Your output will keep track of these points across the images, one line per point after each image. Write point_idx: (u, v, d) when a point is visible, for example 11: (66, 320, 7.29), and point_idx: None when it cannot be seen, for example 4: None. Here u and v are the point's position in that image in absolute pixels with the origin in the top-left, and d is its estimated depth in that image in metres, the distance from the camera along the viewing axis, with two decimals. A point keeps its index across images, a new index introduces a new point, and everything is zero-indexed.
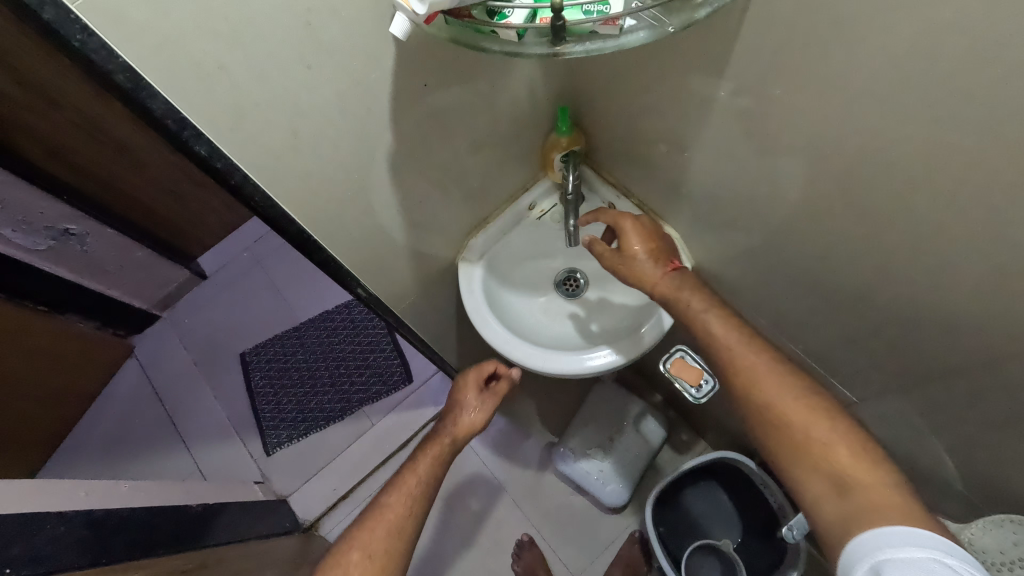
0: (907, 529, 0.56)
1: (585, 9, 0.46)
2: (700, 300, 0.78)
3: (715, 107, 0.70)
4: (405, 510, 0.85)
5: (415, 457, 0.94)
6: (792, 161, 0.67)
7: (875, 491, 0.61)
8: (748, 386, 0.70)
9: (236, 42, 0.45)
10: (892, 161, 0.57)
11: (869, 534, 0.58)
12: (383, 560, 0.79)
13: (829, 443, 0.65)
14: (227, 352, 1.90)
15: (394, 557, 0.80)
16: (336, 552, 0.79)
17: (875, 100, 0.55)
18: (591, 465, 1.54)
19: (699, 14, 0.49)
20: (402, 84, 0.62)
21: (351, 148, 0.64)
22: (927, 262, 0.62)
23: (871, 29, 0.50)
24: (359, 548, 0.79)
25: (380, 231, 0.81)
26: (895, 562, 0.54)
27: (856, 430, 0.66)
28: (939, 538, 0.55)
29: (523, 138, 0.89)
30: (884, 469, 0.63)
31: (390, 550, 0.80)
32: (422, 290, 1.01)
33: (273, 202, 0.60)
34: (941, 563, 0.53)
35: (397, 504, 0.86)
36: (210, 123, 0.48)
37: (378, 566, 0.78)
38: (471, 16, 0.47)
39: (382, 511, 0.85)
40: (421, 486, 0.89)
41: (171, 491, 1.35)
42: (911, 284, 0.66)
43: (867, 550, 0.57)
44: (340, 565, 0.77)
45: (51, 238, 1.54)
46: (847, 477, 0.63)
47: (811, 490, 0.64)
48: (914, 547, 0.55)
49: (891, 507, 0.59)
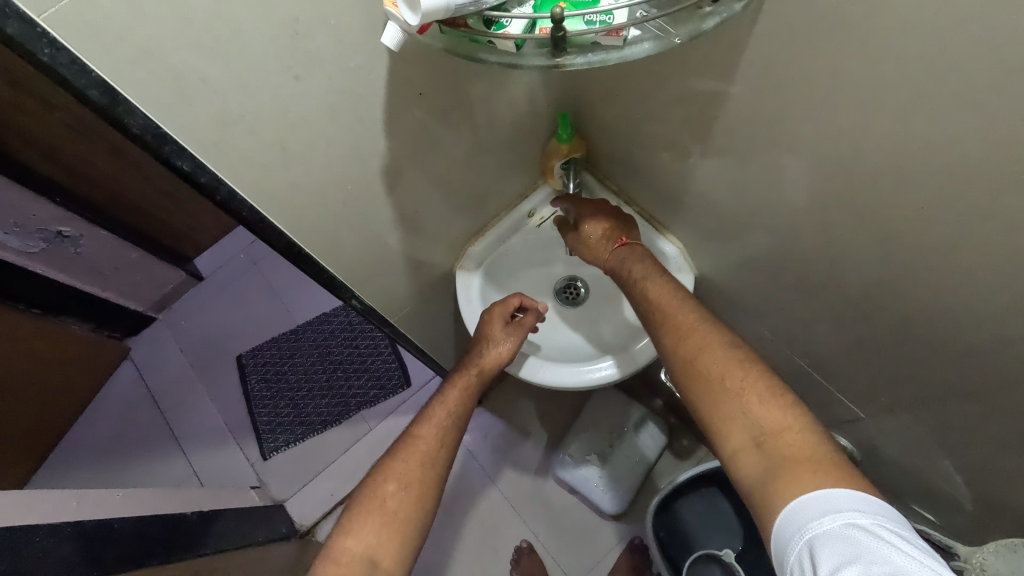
0: (824, 492, 0.53)
1: (587, 19, 0.43)
2: (642, 268, 0.81)
3: (720, 116, 0.68)
4: (436, 442, 0.82)
5: (444, 388, 0.88)
6: (800, 172, 0.65)
7: (792, 444, 0.59)
8: (677, 346, 0.72)
9: (218, 54, 0.43)
10: (905, 176, 0.55)
11: (792, 508, 0.55)
12: (417, 493, 0.76)
13: (747, 393, 0.64)
14: (223, 356, 1.87)
15: (429, 490, 0.77)
16: (370, 483, 0.77)
17: (887, 114, 0.52)
18: (591, 472, 1.52)
19: (707, 25, 0.46)
20: (394, 93, 0.59)
21: (342, 159, 0.61)
22: (939, 281, 0.60)
23: (885, 40, 0.48)
24: (394, 480, 0.77)
25: (374, 241, 0.78)
26: (822, 535, 0.51)
27: (781, 385, 0.64)
28: (856, 494, 0.53)
29: (522, 144, 0.86)
30: (807, 423, 0.61)
31: (425, 483, 0.78)
32: (419, 299, 0.99)
33: (261, 216, 0.58)
34: (860, 528, 0.50)
35: (429, 437, 0.82)
36: (192, 138, 0.46)
37: (414, 497, 0.76)
38: (466, 26, 0.45)
39: (414, 443, 0.81)
40: (453, 419, 0.85)
41: (166, 498, 1.33)
42: (923, 301, 0.64)
43: (793, 532, 0.53)
44: (375, 499, 0.75)
45: (43, 240, 1.50)
46: (765, 428, 0.61)
47: (730, 441, 0.63)
48: (834, 516, 0.52)
49: (800, 458, 0.57)
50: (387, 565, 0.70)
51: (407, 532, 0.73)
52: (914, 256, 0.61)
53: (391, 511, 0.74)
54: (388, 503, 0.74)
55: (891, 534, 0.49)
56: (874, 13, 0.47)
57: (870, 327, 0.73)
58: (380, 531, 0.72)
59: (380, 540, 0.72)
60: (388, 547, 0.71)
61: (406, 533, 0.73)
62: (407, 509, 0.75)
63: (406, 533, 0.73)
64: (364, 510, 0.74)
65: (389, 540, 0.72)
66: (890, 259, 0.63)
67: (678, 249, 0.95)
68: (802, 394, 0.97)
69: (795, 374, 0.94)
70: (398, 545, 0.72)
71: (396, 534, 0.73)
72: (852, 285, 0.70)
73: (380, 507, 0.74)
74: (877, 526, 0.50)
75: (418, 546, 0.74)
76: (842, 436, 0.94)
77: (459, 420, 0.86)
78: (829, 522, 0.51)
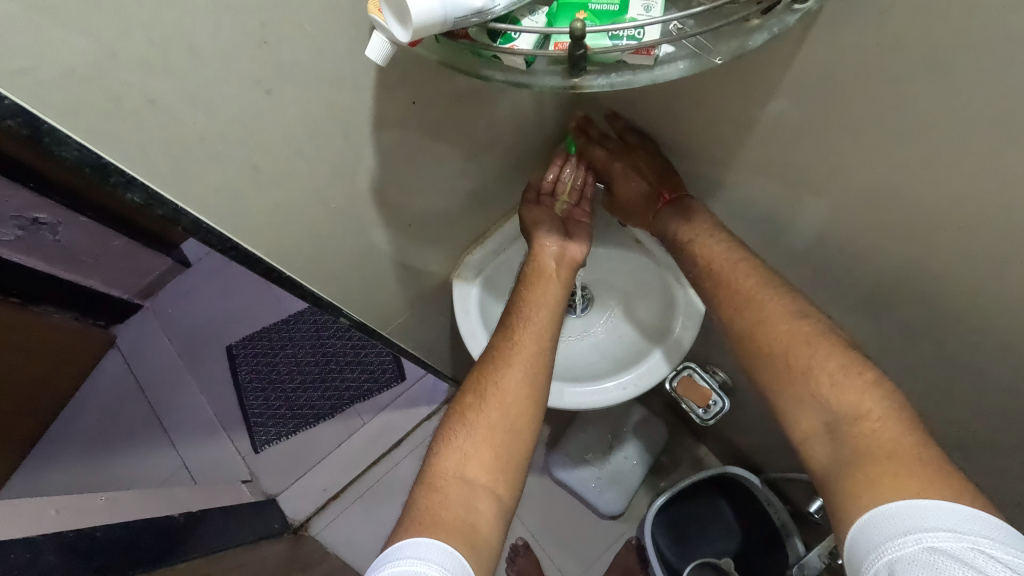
0: (906, 508, 0.48)
1: (612, 34, 0.37)
2: (689, 230, 0.74)
3: (753, 125, 0.60)
4: (513, 346, 0.71)
5: (514, 291, 0.78)
6: (834, 186, 0.59)
7: (872, 430, 0.55)
8: (733, 316, 0.67)
9: (163, 74, 0.38)
10: (961, 199, 0.50)
11: (869, 521, 0.50)
12: (501, 402, 0.67)
13: (817, 374, 0.60)
14: (214, 344, 1.79)
15: (513, 396, 0.68)
16: (451, 403, 0.70)
17: (956, 130, 0.46)
18: (589, 473, 1.47)
19: (753, 42, 0.40)
20: (385, 99, 0.53)
21: (325, 176, 0.55)
22: (996, 305, 0.55)
23: (966, 50, 0.41)
24: (472, 392, 0.69)
25: (364, 253, 0.72)
26: (901, 562, 0.46)
27: (858, 363, 0.59)
28: (944, 510, 0.47)
29: (528, 146, 0.78)
30: (894, 411, 0.56)
31: (508, 390, 0.68)
32: (413, 307, 0.93)
33: (233, 244, 0.53)
34: (945, 554, 0.45)
35: (506, 345, 0.72)
36: (142, 166, 0.42)
37: (496, 407, 0.67)
38: (467, 37, 0.38)
39: (488, 355, 0.72)
40: (527, 318, 0.74)
41: (154, 501, 1.27)
42: (972, 329, 0.59)
43: (868, 550, 0.49)
44: (456, 417, 0.68)
45: (19, 228, 1.34)
46: (838, 414, 0.57)
47: (800, 425, 0.60)
48: (918, 538, 0.47)
49: (881, 449, 0.53)
50: (482, 480, 0.63)
51: (500, 441, 0.66)
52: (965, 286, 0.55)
53: (476, 425, 0.66)
54: (471, 420, 0.67)
55: (986, 560, 0.44)
56: (957, 18, 0.40)
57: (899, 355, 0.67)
58: (468, 447, 0.65)
59: (468, 457, 0.65)
60: (483, 463, 0.64)
61: (498, 444, 0.65)
62: (491, 420, 0.66)
63: (499, 444, 0.65)
64: (450, 431, 0.68)
65: (480, 455, 0.65)
66: None
67: None
68: None
69: None
70: (491, 459, 0.65)
71: (487, 446, 0.65)
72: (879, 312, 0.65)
73: (462, 426, 0.67)
74: (968, 551, 0.44)
75: (521, 455, 0.66)
76: None
77: (540, 317, 0.74)
78: (909, 545, 0.46)
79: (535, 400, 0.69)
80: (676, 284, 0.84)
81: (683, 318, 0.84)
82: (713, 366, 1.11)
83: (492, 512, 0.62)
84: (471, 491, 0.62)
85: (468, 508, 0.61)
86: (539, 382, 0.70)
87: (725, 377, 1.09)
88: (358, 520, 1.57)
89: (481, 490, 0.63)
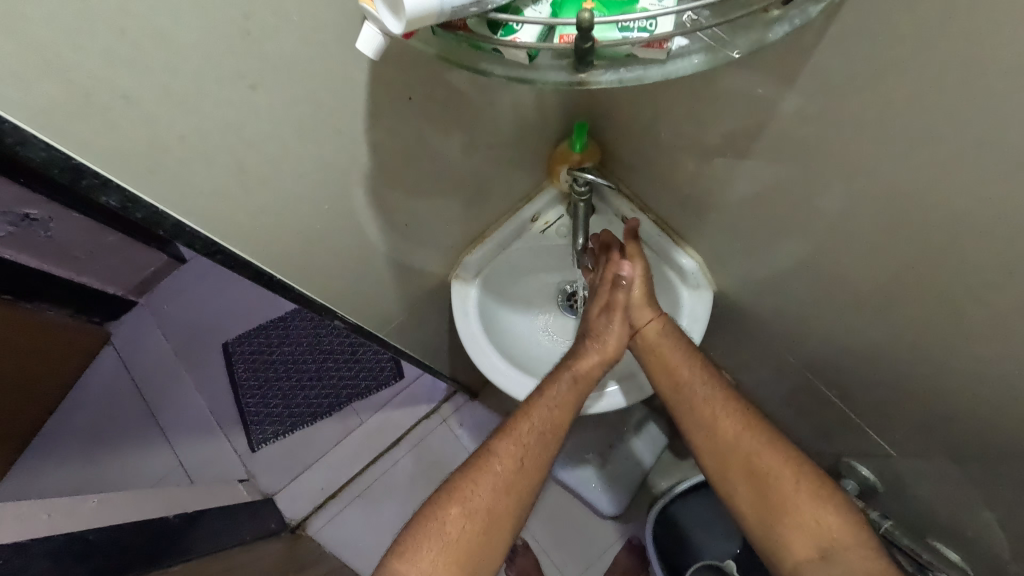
0: None
1: (621, 26, 0.35)
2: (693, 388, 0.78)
3: (766, 123, 0.58)
4: (515, 465, 0.72)
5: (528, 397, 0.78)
6: (843, 190, 0.56)
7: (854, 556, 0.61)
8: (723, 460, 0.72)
9: (136, 70, 0.36)
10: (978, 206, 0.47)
11: None
12: (484, 523, 0.69)
13: (808, 518, 0.65)
14: (210, 341, 1.75)
15: (496, 521, 0.69)
16: (433, 502, 0.70)
17: (969, 139, 0.43)
18: (589, 473, 1.43)
19: (773, 34, 0.38)
20: (375, 96, 0.50)
21: (314, 177, 0.53)
22: None
23: (986, 51, 0.38)
24: (459, 504, 0.69)
25: (357, 256, 0.69)
26: None
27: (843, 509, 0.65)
28: None
29: (528, 143, 0.75)
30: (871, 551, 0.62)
31: (493, 510, 0.69)
32: (409, 309, 0.90)
33: (218, 248, 0.51)
34: None
35: (510, 459, 0.72)
36: (116, 168, 0.39)
37: (480, 526, 0.68)
38: (465, 29, 0.36)
39: (487, 463, 0.72)
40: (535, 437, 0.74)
41: (149, 502, 1.23)
42: None
43: None
44: (436, 520, 0.68)
45: (9, 223, 1.30)
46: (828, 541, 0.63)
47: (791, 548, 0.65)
48: None
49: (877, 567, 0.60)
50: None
51: (470, 562, 0.66)
52: (972, 303, 0.52)
53: (453, 539, 0.67)
54: (451, 531, 0.67)
55: None
56: (976, 17, 0.38)
57: (905, 367, 0.64)
58: (439, 558, 0.66)
59: (437, 570, 0.65)
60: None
61: (468, 564, 0.67)
62: (471, 538, 0.67)
63: (466, 565, 0.66)
64: (422, 533, 0.67)
65: (449, 572, 0.65)
66: (940, 295, 0.54)
67: (697, 262, 0.84)
68: (820, 422, 0.88)
69: (810, 395, 0.85)
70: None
71: (457, 566, 0.66)
72: (890, 321, 0.62)
73: (440, 533, 0.67)
74: None
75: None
76: (862, 468, 0.86)
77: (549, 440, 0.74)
78: None
79: (512, 526, 0.70)
80: (680, 284, 0.85)
81: (689, 321, 0.84)
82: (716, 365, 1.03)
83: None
84: None
85: None
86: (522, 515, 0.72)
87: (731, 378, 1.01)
88: (358, 520, 1.50)
89: None
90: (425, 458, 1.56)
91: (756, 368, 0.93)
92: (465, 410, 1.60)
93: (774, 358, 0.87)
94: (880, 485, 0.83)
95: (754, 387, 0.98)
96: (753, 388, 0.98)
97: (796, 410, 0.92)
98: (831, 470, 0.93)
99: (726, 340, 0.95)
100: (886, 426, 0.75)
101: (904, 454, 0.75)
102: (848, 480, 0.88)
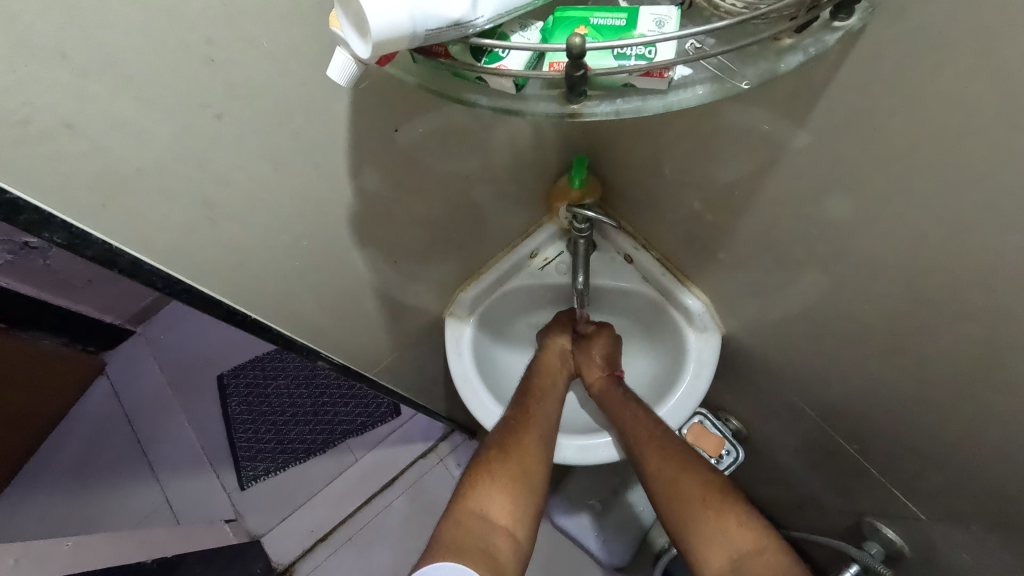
0: None
1: (618, 53, 0.32)
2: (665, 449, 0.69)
3: (771, 162, 0.55)
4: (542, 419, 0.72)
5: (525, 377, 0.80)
6: (856, 235, 0.53)
7: None
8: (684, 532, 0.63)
9: (86, 97, 0.34)
10: (1003, 263, 0.42)
11: None
12: (523, 457, 0.67)
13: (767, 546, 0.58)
14: (204, 373, 1.69)
15: (531, 456, 0.68)
16: (476, 451, 0.69)
17: (988, 184, 0.40)
18: (590, 520, 1.31)
19: (784, 64, 0.35)
20: (358, 130, 0.48)
21: (292, 214, 0.50)
22: None
23: (1001, 89, 0.36)
24: (495, 444, 0.69)
25: (342, 292, 0.65)
26: None
27: None
28: None
29: (527, 178, 0.73)
30: None
31: (527, 449, 0.68)
32: (403, 347, 0.86)
33: (184, 287, 0.47)
34: None
35: (537, 419, 0.72)
36: (60, 201, 0.37)
37: (517, 463, 0.67)
38: (447, 56, 0.34)
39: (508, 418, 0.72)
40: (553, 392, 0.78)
41: (126, 546, 1.12)
42: None
43: None
44: (481, 460, 0.67)
45: (8, 252, 1.29)
46: None
47: (707, 563, 0.60)
48: None
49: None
50: (502, 521, 0.61)
51: (527, 486, 0.65)
52: (999, 357, 0.47)
53: (499, 471, 0.65)
54: (497, 466, 0.66)
55: None
56: (990, 59, 0.35)
57: (928, 420, 0.59)
58: (492, 489, 0.64)
59: (490, 499, 0.63)
60: (504, 506, 0.63)
61: (519, 493, 0.64)
62: (512, 469, 0.66)
63: (521, 490, 0.65)
64: (473, 474, 0.66)
65: (504, 499, 0.63)
66: (965, 350, 0.50)
67: (703, 303, 0.80)
68: (840, 476, 0.81)
69: (827, 447, 0.79)
70: (513, 502, 0.63)
71: (509, 491, 0.64)
72: (911, 372, 0.57)
73: (489, 473, 0.65)
74: None
75: (532, 499, 0.65)
76: (887, 529, 0.78)
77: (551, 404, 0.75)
78: None
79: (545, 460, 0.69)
80: (686, 326, 0.81)
81: (695, 366, 0.79)
82: (724, 412, 0.98)
83: (513, 553, 0.59)
84: (491, 528, 0.60)
85: (488, 544, 0.59)
86: (547, 448, 0.70)
87: (739, 426, 0.96)
88: (348, 566, 1.41)
89: (501, 532, 0.60)
90: (421, 500, 1.48)
91: (769, 415, 0.87)
92: (463, 449, 1.53)
93: (787, 406, 0.81)
94: (907, 550, 0.75)
95: (767, 434, 0.92)
96: (766, 436, 0.92)
97: (814, 462, 0.85)
98: (852, 528, 0.85)
99: (739, 385, 0.89)
100: (911, 486, 0.68)
101: (933, 519, 0.68)
102: (873, 543, 0.80)
